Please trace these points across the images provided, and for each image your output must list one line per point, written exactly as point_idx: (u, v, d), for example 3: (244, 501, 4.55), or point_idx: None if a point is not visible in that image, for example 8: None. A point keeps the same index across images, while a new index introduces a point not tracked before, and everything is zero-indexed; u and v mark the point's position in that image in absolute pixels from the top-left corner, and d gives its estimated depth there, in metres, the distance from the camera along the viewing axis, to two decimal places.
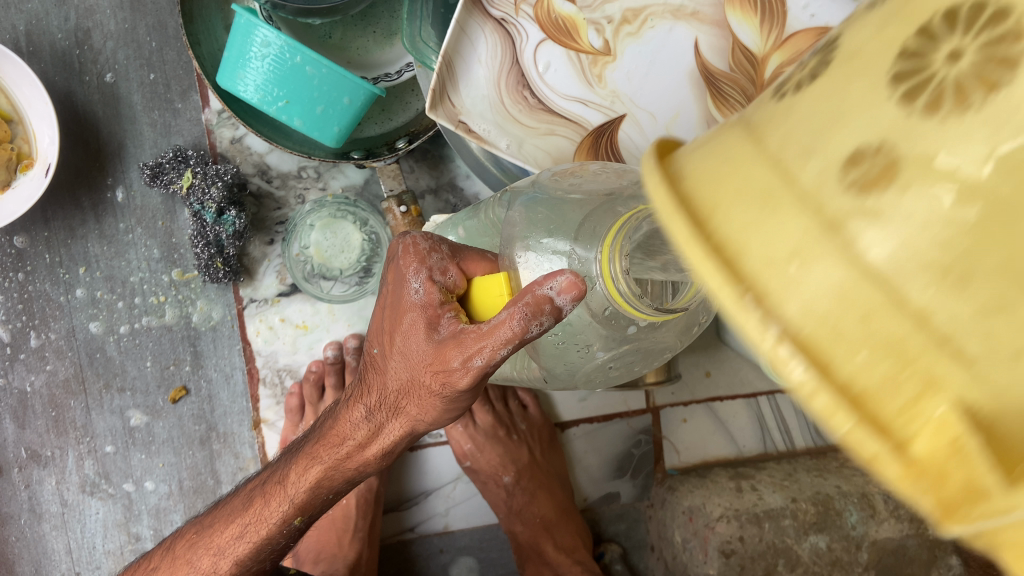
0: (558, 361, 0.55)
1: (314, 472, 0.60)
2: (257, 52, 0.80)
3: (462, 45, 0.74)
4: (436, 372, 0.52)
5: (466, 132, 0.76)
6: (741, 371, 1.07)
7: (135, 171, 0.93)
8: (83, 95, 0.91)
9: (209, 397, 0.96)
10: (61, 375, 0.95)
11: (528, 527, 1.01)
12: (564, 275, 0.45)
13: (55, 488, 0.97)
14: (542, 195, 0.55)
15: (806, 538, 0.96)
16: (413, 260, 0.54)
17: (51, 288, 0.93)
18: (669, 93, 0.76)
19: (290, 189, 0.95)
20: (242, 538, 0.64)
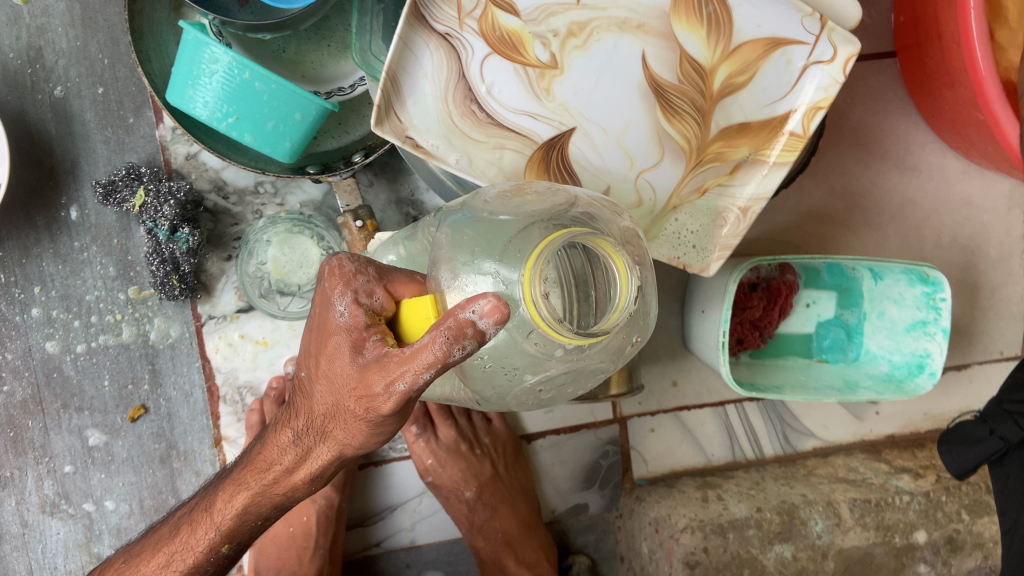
0: (487, 385, 0.55)
1: (240, 498, 0.59)
2: (207, 69, 0.79)
3: (407, 60, 0.73)
4: (360, 397, 0.51)
5: (415, 147, 0.75)
6: (708, 380, 1.07)
7: (89, 188, 0.92)
8: (35, 113, 0.90)
9: (169, 415, 0.95)
10: (19, 396, 0.94)
11: (490, 543, 1.01)
12: (487, 299, 0.45)
13: (15, 508, 0.96)
14: (472, 215, 0.54)
15: (771, 547, 0.97)
16: (338, 283, 0.53)
17: (6, 308, 0.92)
18: (619, 105, 0.76)
19: (247, 205, 0.94)
20: (168, 567, 0.63)
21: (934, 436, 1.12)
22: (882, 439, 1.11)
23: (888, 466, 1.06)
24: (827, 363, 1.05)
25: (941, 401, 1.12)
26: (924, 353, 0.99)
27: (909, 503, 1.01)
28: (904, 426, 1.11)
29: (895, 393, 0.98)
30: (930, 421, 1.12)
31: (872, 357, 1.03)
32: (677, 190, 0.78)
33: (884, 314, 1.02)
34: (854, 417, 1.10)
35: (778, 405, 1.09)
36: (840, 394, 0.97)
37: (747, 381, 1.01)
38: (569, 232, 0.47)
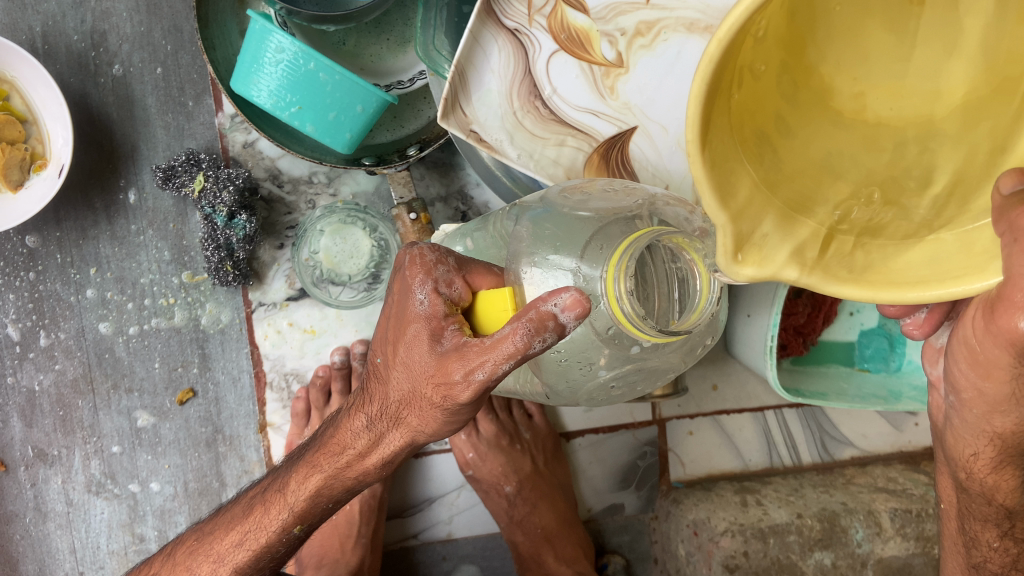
0: (561, 378, 0.56)
1: (314, 480, 0.61)
2: (271, 58, 0.80)
3: (475, 55, 0.74)
4: (438, 385, 0.52)
5: (478, 141, 0.77)
6: (748, 385, 1.07)
7: (147, 173, 0.93)
8: (98, 96, 0.92)
9: (216, 400, 0.96)
10: (70, 375, 0.95)
11: (529, 538, 1.01)
12: (569, 292, 0.45)
13: (61, 486, 0.97)
14: (551, 210, 0.55)
15: (811, 554, 0.97)
16: (419, 271, 0.54)
17: (62, 288, 0.94)
18: (682, 106, 0.75)
19: (301, 195, 0.95)
20: (242, 545, 0.65)
21: None
22: (921, 451, 1.10)
23: (928, 478, 1.06)
24: (868, 372, 1.04)
25: None
26: None
27: None
28: None
29: None
30: None
31: (915, 368, 1.02)
32: None
33: None
34: (893, 427, 1.10)
35: (817, 413, 1.09)
36: (885, 404, 0.96)
37: (792, 386, 0.99)
38: (656, 231, 0.46)
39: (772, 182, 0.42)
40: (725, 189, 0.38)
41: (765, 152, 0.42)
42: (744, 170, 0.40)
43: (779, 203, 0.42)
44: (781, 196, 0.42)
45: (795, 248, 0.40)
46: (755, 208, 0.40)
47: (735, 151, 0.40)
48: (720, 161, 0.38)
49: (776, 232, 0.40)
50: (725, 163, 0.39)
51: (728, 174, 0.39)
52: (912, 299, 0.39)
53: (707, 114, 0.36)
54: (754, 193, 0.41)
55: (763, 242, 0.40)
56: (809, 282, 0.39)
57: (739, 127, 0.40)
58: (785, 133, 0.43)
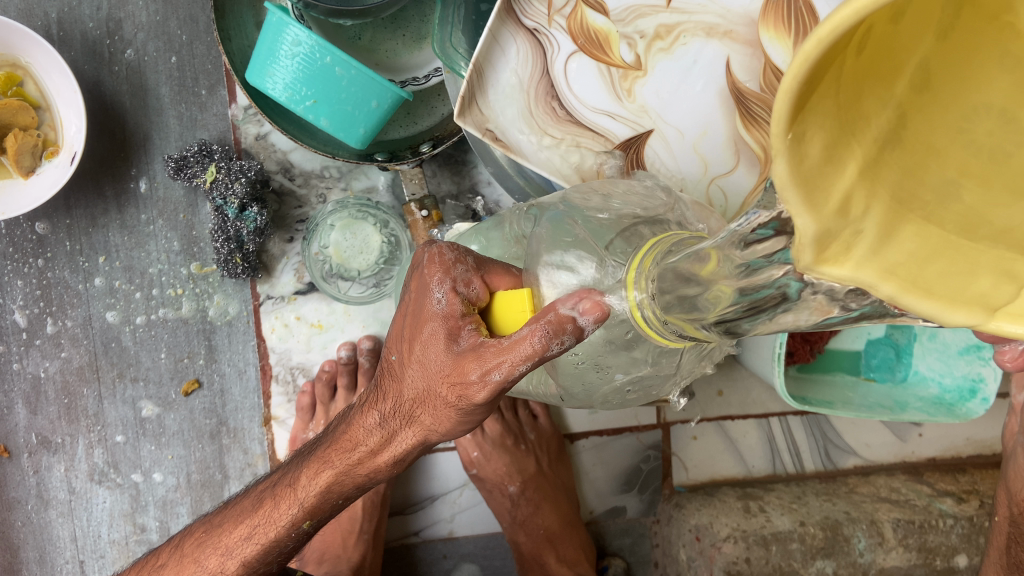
0: (576, 381, 0.56)
1: (324, 476, 0.61)
2: (287, 50, 0.80)
3: (494, 53, 0.74)
4: (453, 384, 0.52)
5: (494, 140, 0.76)
6: (754, 391, 1.07)
7: (159, 162, 0.93)
8: (111, 85, 0.91)
9: (221, 391, 0.96)
10: (75, 363, 0.95)
11: (532, 539, 1.02)
12: (589, 297, 0.46)
13: (64, 474, 0.97)
14: (569, 212, 0.55)
15: (813, 562, 0.97)
16: (437, 270, 0.54)
17: (70, 276, 0.93)
18: (699, 110, 0.75)
19: (312, 188, 0.95)
20: (250, 540, 0.65)
21: (974, 462, 1.11)
22: (925, 462, 1.10)
23: (931, 489, 1.05)
24: (874, 381, 1.05)
25: (986, 428, 1.11)
26: (977, 378, 0.96)
27: (953, 527, 1.01)
28: (946, 450, 1.10)
29: (947, 416, 0.95)
30: (972, 446, 1.11)
31: (921, 378, 1.02)
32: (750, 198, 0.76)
33: (936, 336, 1.00)
34: (897, 438, 1.09)
35: (822, 421, 1.08)
36: (891, 414, 0.95)
37: (798, 395, 0.99)
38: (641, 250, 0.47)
39: (887, 164, 0.29)
40: (817, 185, 0.27)
41: (886, 121, 0.28)
42: (852, 150, 0.28)
43: (891, 188, 0.29)
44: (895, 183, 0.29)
45: (892, 252, 0.29)
46: (857, 198, 0.28)
47: (845, 127, 0.27)
48: (819, 148, 0.26)
49: (879, 230, 0.29)
50: (828, 149, 0.27)
51: (819, 173, 0.27)
52: (1007, 331, 0.30)
53: (807, 93, 0.25)
54: (862, 178, 0.28)
55: (854, 242, 0.29)
56: (902, 296, 0.29)
57: (861, 92, 0.27)
58: (932, 99, 0.29)
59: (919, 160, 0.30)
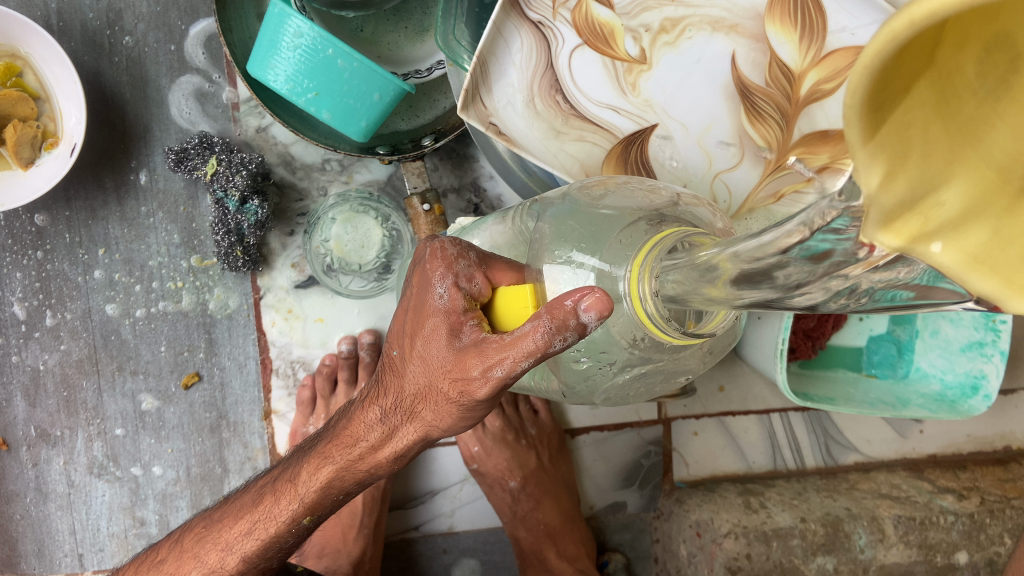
0: (579, 378, 0.55)
1: (325, 471, 0.60)
2: (290, 42, 0.79)
3: (497, 46, 0.73)
4: (455, 380, 0.52)
5: (496, 134, 0.75)
6: (755, 387, 1.06)
7: (159, 155, 0.92)
8: (112, 76, 0.91)
9: (221, 385, 0.96)
10: (75, 356, 0.95)
11: (532, 534, 1.01)
12: (592, 293, 0.44)
13: (63, 468, 0.97)
14: (573, 207, 0.54)
15: (814, 559, 0.97)
16: (439, 265, 0.53)
17: (69, 268, 0.93)
18: (703, 105, 0.75)
19: (313, 181, 0.94)
20: (251, 535, 0.64)
21: (975, 459, 1.11)
22: (925, 459, 1.10)
23: (931, 486, 1.05)
24: (875, 378, 1.04)
25: (986, 425, 1.11)
26: (979, 374, 0.97)
27: (953, 524, 1.00)
28: (946, 446, 1.10)
29: (949, 413, 0.96)
30: (973, 443, 1.11)
31: (922, 375, 1.02)
32: (753, 195, 0.76)
33: (938, 333, 1.00)
34: (898, 434, 1.09)
35: (822, 417, 1.08)
36: (893, 410, 0.95)
37: (799, 391, 0.99)
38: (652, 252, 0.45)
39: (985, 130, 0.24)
40: (894, 158, 0.24)
41: (994, 70, 0.23)
42: (942, 123, 0.24)
43: (994, 154, 0.24)
44: (1000, 148, 0.24)
45: (978, 235, 0.25)
46: (944, 176, 0.24)
47: (933, 105, 0.24)
48: (897, 115, 0.23)
49: (963, 204, 0.25)
50: (902, 124, 0.24)
51: (900, 144, 0.24)
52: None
53: (882, 100, 0.23)
54: (947, 154, 0.24)
55: (932, 214, 0.25)
56: (982, 286, 0.25)
57: (957, 47, 0.22)
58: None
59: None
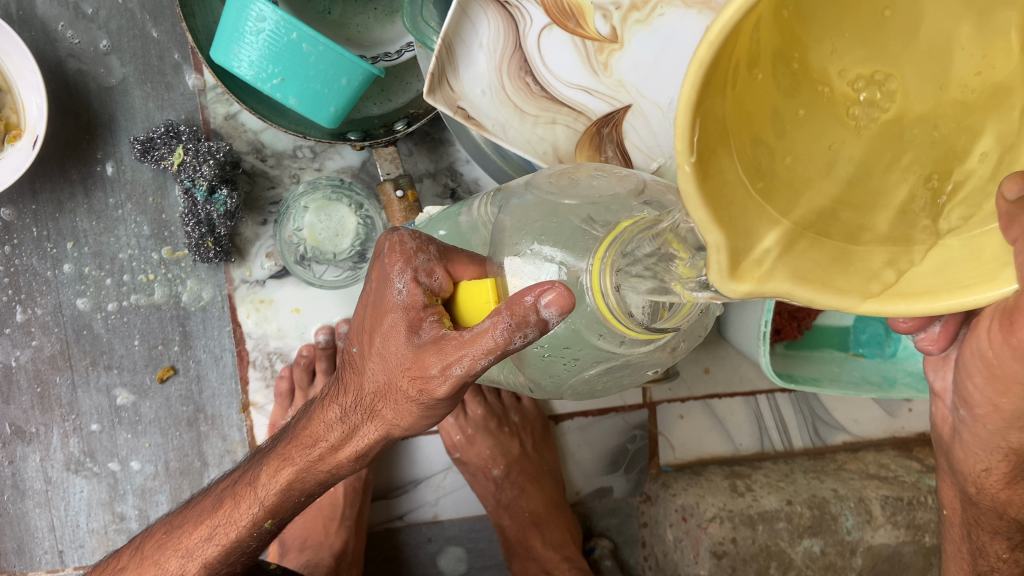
0: (544, 373, 0.54)
1: (285, 473, 0.59)
2: (252, 27, 0.76)
3: (463, 27, 0.70)
4: (414, 378, 0.50)
5: (465, 118, 0.74)
6: (741, 368, 1.05)
7: (126, 145, 0.90)
8: (73, 65, 0.88)
9: (198, 377, 0.94)
10: (47, 351, 0.93)
11: (517, 522, 1.00)
12: (553, 288, 0.43)
13: (40, 464, 0.95)
14: (535, 197, 0.53)
15: (800, 541, 0.96)
16: (398, 259, 0.52)
17: (38, 263, 0.91)
18: (679, 84, 0.72)
19: (284, 169, 0.92)
20: (212, 540, 0.63)
21: None
22: (914, 437, 1.09)
23: (920, 465, 1.05)
24: (863, 357, 1.02)
25: None
26: None
27: (942, 503, 1.00)
28: None
29: (937, 392, 0.92)
30: None
31: (912, 354, 1.00)
32: None
33: None
34: (886, 413, 1.08)
35: (810, 398, 1.07)
36: (879, 391, 0.92)
37: (784, 372, 0.96)
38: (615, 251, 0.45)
39: (807, 200, 0.37)
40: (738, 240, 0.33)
41: (768, 152, 0.36)
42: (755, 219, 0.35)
43: (788, 215, 0.36)
44: (787, 211, 0.36)
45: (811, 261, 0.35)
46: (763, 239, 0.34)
47: (728, 157, 0.34)
48: (713, 177, 0.32)
49: (780, 248, 0.35)
50: (718, 185, 0.33)
51: (732, 192, 0.34)
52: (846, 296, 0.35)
53: (698, 105, 0.30)
54: (765, 217, 0.35)
55: (767, 261, 0.34)
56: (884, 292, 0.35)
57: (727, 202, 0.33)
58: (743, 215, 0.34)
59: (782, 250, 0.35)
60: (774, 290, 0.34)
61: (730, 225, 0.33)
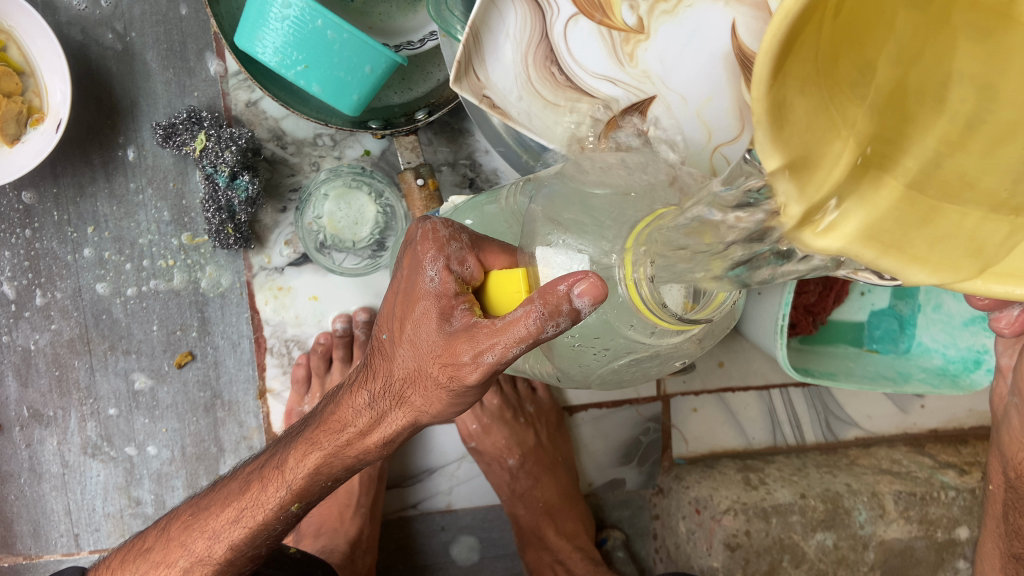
0: (573, 362, 0.55)
1: (313, 458, 0.60)
2: (277, 13, 0.76)
3: (491, 16, 0.70)
4: (445, 365, 0.51)
5: (489, 106, 0.75)
6: (754, 362, 1.05)
7: (147, 130, 0.90)
8: (96, 49, 0.88)
9: (215, 363, 0.95)
10: (66, 335, 0.94)
11: (530, 512, 1.00)
12: (587, 277, 0.43)
13: (57, 448, 0.96)
14: (566, 186, 0.53)
15: (813, 535, 0.97)
16: (431, 247, 0.52)
17: (58, 247, 0.91)
18: (703, 75, 0.71)
19: (304, 157, 0.92)
20: (238, 523, 0.64)
21: (977, 433, 1.10)
22: (926, 433, 1.09)
23: (933, 461, 1.05)
24: (876, 353, 1.03)
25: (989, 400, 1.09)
26: (981, 349, 0.93)
27: (954, 499, 1.00)
28: (948, 421, 1.09)
29: (951, 388, 0.93)
30: (975, 418, 1.09)
31: (924, 350, 1.00)
32: None
33: (941, 308, 0.98)
34: (899, 409, 1.08)
35: (823, 393, 1.07)
36: (894, 386, 0.92)
37: (799, 367, 0.96)
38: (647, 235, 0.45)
39: (901, 156, 0.36)
40: (790, 145, 0.32)
41: (857, 88, 0.35)
42: (820, 134, 0.34)
43: (859, 155, 0.35)
44: (860, 150, 0.36)
45: (878, 231, 0.34)
46: (831, 171, 0.35)
47: (817, 97, 0.33)
48: (790, 117, 0.31)
49: (859, 209, 0.35)
50: (809, 132, 0.33)
51: (801, 120, 0.32)
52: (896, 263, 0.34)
53: (788, 47, 0.28)
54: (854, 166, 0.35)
55: (838, 219, 0.35)
56: (884, 263, 0.34)
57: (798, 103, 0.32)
58: (805, 128, 0.32)
59: (852, 205, 0.34)
60: (836, 249, 0.34)
61: (790, 145, 0.32)
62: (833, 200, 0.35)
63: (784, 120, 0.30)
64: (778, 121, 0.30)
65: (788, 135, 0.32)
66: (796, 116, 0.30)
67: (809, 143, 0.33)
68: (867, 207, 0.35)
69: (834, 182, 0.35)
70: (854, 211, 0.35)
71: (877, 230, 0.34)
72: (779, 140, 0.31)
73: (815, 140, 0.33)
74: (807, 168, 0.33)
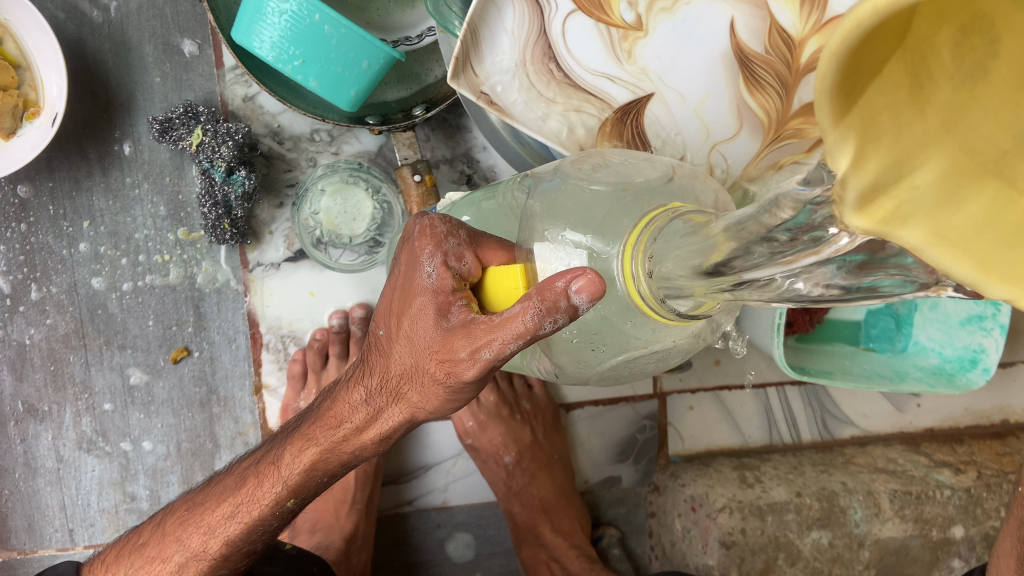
0: (570, 359, 0.54)
1: (309, 454, 0.59)
2: (274, 8, 0.76)
3: (489, 12, 0.70)
4: (442, 361, 0.51)
5: (489, 103, 0.73)
6: (751, 361, 1.05)
7: (144, 124, 0.90)
8: (93, 43, 0.88)
9: (211, 359, 0.94)
10: (61, 330, 0.93)
11: (526, 509, 1.01)
12: (585, 274, 0.43)
13: (52, 443, 0.96)
14: (564, 182, 0.53)
15: (809, 533, 0.97)
16: (428, 243, 0.52)
17: (53, 241, 0.91)
18: (702, 74, 0.71)
19: (301, 152, 0.92)
20: (234, 518, 0.64)
21: (972, 432, 1.10)
22: (922, 432, 1.09)
23: (928, 460, 1.05)
24: (873, 352, 1.02)
25: (984, 399, 1.10)
26: (978, 349, 0.95)
27: (950, 498, 1.00)
28: (944, 420, 1.09)
29: (946, 387, 0.94)
30: (971, 417, 1.10)
31: (920, 349, 1.00)
32: (751, 164, 0.74)
33: (938, 307, 0.98)
34: (895, 408, 1.08)
35: (820, 391, 1.07)
36: (891, 385, 0.93)
37: (796, 365, 0.96)
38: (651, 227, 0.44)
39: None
40: (867, 137, 0.25)
41: (972, 53, 0.24)
42: (907, 105, 0.25)
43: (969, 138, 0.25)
44: (976, 130, 0.25)
45: (959, 232, 0.26)
46: (914, 155, 0.26)
47: (908, 76, 0.25)
48: (867, 98, 0.25)
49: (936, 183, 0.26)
50: (875, 103, 0.25)
51: (875, 109, 0.25)
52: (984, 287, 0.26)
53: (853, 54, 0.23)
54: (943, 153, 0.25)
55: (906, 200, 0.26)
56: (960, 275, 0.26)
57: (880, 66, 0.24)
58: (923, 106, 0.25)
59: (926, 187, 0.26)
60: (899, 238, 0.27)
61: (871, 118, 0.25)
62: (894, 176, 0.26)
63: (854, 130, 0.25)
64: (837, 127, 0.25)
65: (868, 110, 0.25)
66: (872, 116, 0.25)
67: (895, 112, 0.25)
68: (941, 206, 0.26)
69: (911, 164, 0.26)
70: (916, 206, 0.26)
71: (940, 208, 0.26)
72: (843, 130, 0.25)
73: (906, 113, 0.25)
74: (880, 154, 0.26)
